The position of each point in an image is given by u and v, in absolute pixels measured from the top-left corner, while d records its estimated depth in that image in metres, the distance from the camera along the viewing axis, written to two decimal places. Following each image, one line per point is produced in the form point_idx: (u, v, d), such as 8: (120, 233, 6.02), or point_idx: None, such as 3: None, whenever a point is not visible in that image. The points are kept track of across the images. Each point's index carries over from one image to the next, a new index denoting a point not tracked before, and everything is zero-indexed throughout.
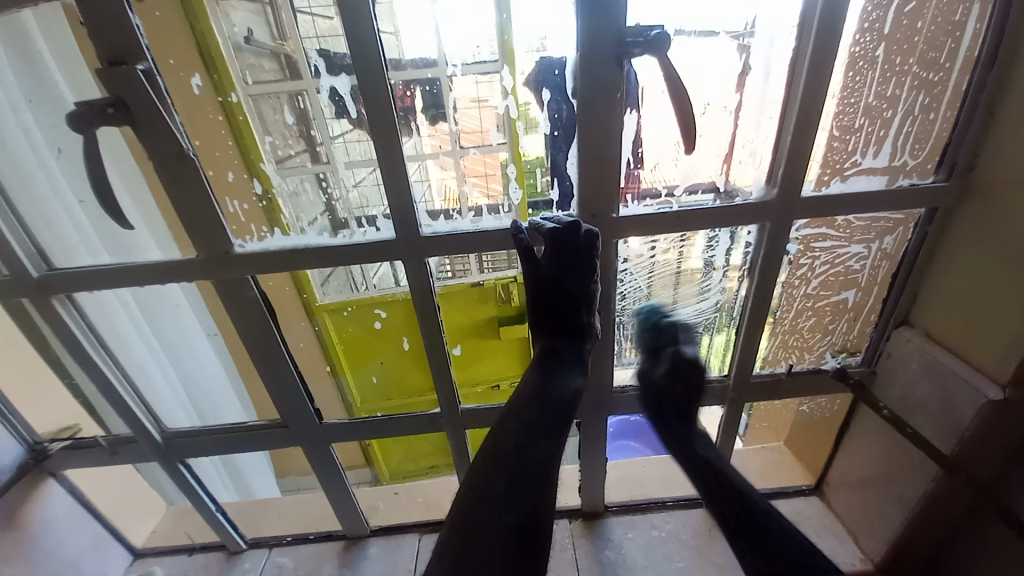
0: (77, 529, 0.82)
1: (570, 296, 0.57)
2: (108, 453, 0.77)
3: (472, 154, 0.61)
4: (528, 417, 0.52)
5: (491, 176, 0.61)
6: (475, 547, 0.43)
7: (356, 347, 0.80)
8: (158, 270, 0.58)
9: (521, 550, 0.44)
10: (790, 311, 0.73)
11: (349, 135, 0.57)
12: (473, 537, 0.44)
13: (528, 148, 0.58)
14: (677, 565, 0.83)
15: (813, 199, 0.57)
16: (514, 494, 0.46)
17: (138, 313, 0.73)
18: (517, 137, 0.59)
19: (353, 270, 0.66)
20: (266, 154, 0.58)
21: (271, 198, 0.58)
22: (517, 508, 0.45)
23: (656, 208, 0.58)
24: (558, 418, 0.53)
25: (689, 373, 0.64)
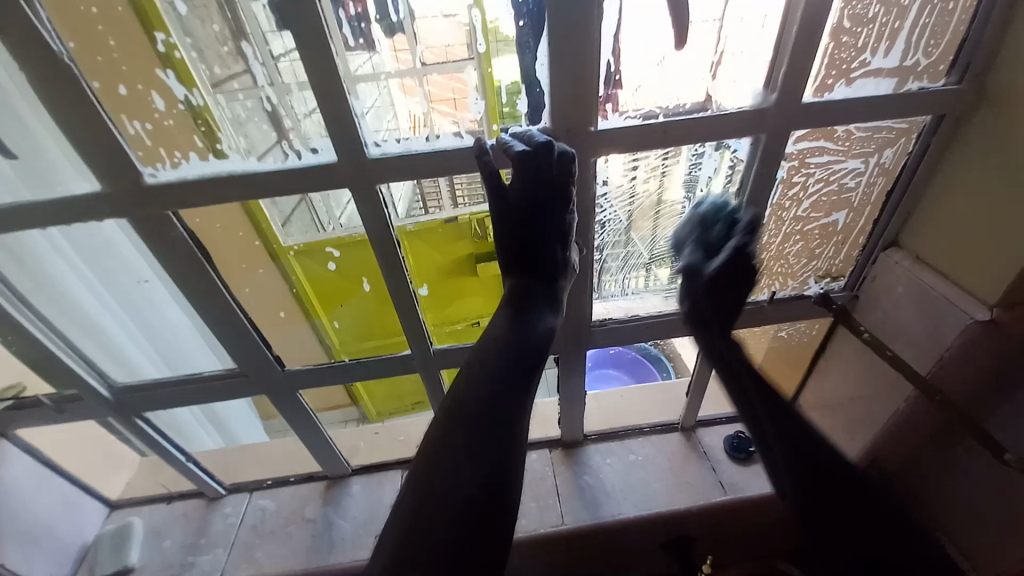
0: (43, 487, 0.79)
1: (539, 229, 0.51)
2: (56, 412, 0.73)
3: (437, 77, 0.55)
4: (497, 366, 0.48)
5: (459, 93, 0.53)
6: (435, 504, 0.40)
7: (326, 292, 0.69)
8: (67, 209, 0.50)
9: (488, 505, 0.41)
10: (777, 237, 0.67)
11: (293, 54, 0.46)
12: (436, 492, 0.41)
13: (500, 72, 0.50)
14: (653, 487, 0.86)
15: (814, 106, 0.50)
16: (480, 447, 0.43)
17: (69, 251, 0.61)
18: (488, 59, 0.51)
19: (316, 204, 0.59)
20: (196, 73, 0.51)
21: (195, 102, 0.51)
22: (483, 461, 0.43)
23: (644, 120, 0.51)
24: (529, 365, 0.49)
25: (741, 276, 0.53)
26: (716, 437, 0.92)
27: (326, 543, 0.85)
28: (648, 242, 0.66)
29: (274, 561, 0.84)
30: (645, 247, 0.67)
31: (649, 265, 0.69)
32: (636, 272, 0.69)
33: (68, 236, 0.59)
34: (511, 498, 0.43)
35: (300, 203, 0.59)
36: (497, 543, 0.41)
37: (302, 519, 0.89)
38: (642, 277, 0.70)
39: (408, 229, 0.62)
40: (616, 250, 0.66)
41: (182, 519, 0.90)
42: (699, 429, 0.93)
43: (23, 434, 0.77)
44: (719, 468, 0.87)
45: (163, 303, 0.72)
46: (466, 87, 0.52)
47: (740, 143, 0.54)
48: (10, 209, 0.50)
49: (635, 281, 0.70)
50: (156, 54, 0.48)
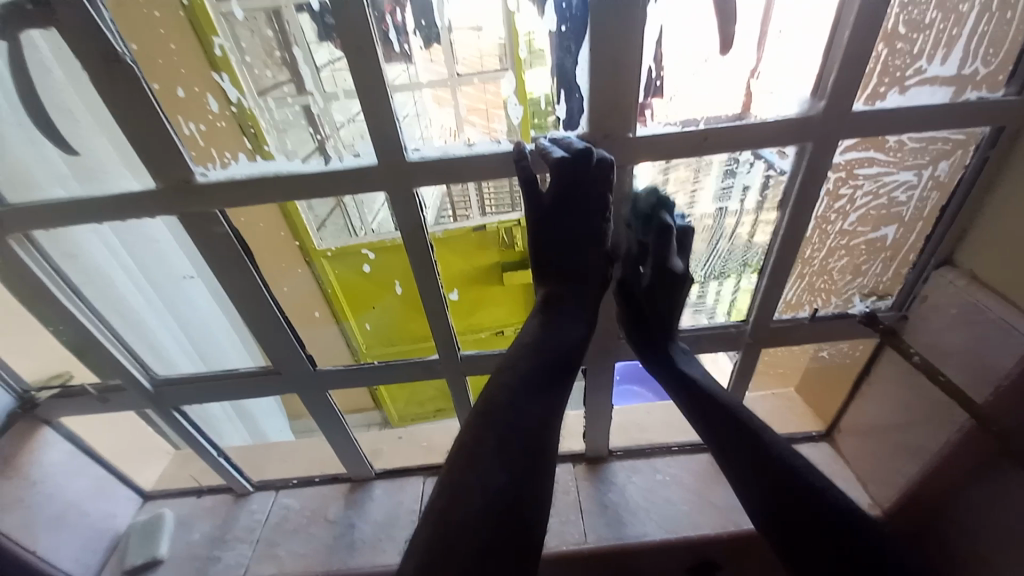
0: (82, 473, 0.82)
1: (575, 235, 0.51)
2: (98, 401, 0.76)
3: (468, 88, 0.56)
4: (524, 372, 0.48)
5: (491, 105, 0.54)
6: (462, 507, 0.40)
7: (357, 294, 0.73)
8: (119, 207, 0.52)
9: (514, 511, 0.40)
10: (821, 251, 0.64)
11: (337, 63, 0.50)
12: (461, 497, 0.40)
13: (531, 84, 0.51)
14: (681, 508, 0.83)
15: (863, 115, 0.49)
16: (506, 451, 0.43)
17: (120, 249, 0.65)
18: (521, 72, 0.52)
19: (350, 210, 0.60)
20: (244, 77, 0.55)
21: (243, 105, 0.53)
22: (509, 466, 0.42)
23: (683, 128, 0.50)
24: (557, 371, 0.48)
25: (663, 292, 0.57)
26: None
27: (346, 545, 0.85)
28: None
29: (295, 560, 0.84)
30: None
31: None
32: None
33: (117, 235, 0.63)
34: (539, 503, 0.42)
35: (336, 209, 0.61)
36: (525, 549, 0.40)
37: (325, 519, 0.89)
38: None
39: (438, 235, 0.62)
40: None
41: (210, 513, 0.92)
42: None
43: (66, 422, 0.80)
44: None
45: (199, 297, 0.76)
46: (500, 98, 0.54)
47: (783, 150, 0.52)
48: (68, 204, 0.52)
49: None
50: (207, 60, 0.51)
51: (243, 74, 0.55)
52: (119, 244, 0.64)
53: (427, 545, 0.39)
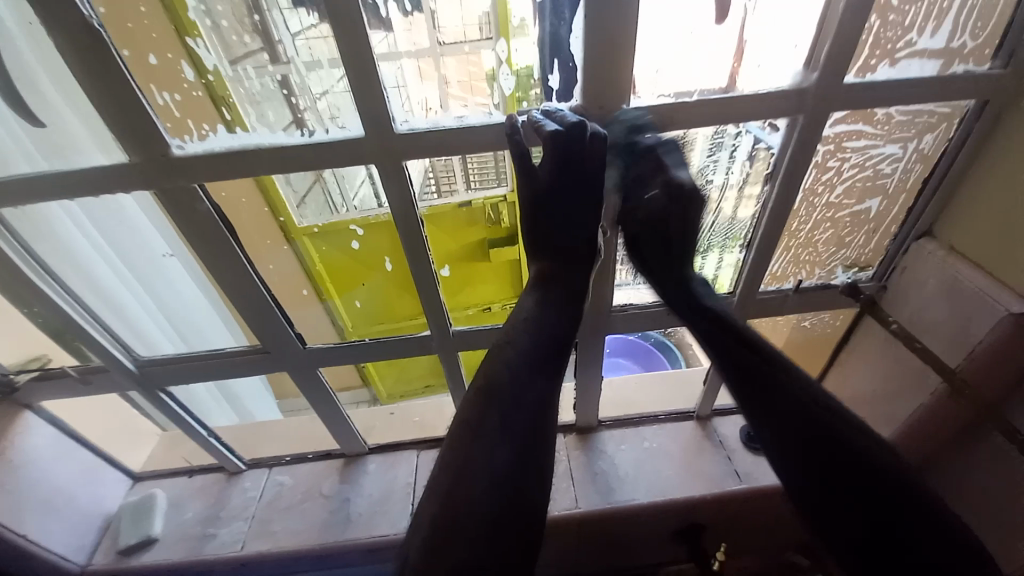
0: (67, 457, 0.81)
1: (570, 211, 0.51)
2: (82, 384, 0.74)
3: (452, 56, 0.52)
4: (525, 350, 0.48)
5: (474, 77, 0.52)
6: (465, 486, 0.41)
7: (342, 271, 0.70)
8: (91, 183, 0.50)
9: (520, 483, 0.42)
10: (807, 223, 0.65)
11: (311, 30, 0.48)
12: (466, 473, 0.41)
13: (518, 55, 0.50)
14: (667, 474, 0.85)
15: (855, 87, 0.49)
16: (508, 427, 0.43)
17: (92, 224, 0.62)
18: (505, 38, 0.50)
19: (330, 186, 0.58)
20: (212, 41, 0.50)
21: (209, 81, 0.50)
22: (513, 444, 0.43)
23: (677, 98, 0.50)
24: (555, 350, 0.49)
25: (676, 212, 0.52)
26: (731, 427, 0.91)
27: (342, 519, 0.86)
28: None
29: (290, 535, 0.85)
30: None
31: None
32: None
33: (88, 213, 0.61)
34: (539, 482, 0.43)
35: (315, 184, 0.58)
36: (529, 527, 0.41)
37: (319, 495, 0.90)
38: None
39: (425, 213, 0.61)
40: None
41: (202, 492, 0.92)
42: (715, 419, 0.93)
43: (47, 405, 0.79)
44: (735, 457, 0.87)
45: (174, 274, 0.75)
46: (481, 71, 0.52)
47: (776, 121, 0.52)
48: (36, 181, 0.50)
49: None
50: (174, 24, 0.48)
51: (212, 38, 0.50)
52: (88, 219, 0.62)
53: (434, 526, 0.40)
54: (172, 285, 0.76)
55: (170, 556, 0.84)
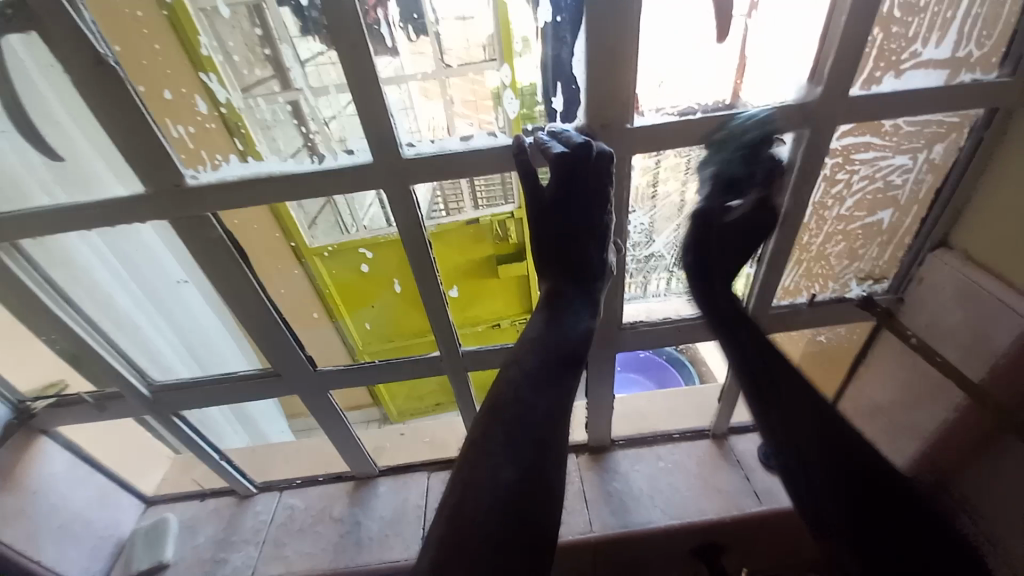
0: (82, 482, 0.82)
1: (576, 228, 0.51)
2: (97, 409, 0.75)
3: (458, 77, 0.58)
4: (532, 366, 0.47)
5: (479, 95, 0.56)
6: (471, 505, 0.40)
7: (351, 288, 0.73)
8: (107, 211, 0.51)
9: (527, 505, 0.41)
10: (818, 236, 0.64)
11: (320, 57, 0.50)
12: (473, 495, 0.41)
13: (521, 74, 0.51)
14: (684, 494, 0.83)
15: (862, 99, 0.48)
16: (515, 447, 0.43)
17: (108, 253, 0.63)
18: (512, 61, 0.51)
19: (341, 208, 0.60)
20: (225, 71, 0.55)
21: (224, 110, 0.52)
22: (520, 461, 0.42)
23: (680, 114, 0.50)
24: (565, 367, 0.48)
25: (759, 227, 0.57)
26: (748, 445, 0.89)
27: (353, 543, 0.85)
28: (671, 242, 0.65)
29: (301, 560, 0.84)
30: (668, 246, 0.65)
31: (671, 268, 0.67)
32: (656, 277, 0.68)
33: (104, 239, 0.61)
34: (549, 502, 0.42)
35: (326, 207, 0.60)
36: (539, 549, 0.40)
37: (330, 518, 0.89)
38: (663, 280, 0.69)
39: (432, 231, 0.61)
40: (637, 252, 0.64)
41: (214, 516, 0.92)
42: (731, 437, 0.91)
43: (62, 431, 0.80)
44: (754, 477, 0.85)
45: (192, 299, 0.74)
46: (485, 90, 0.56)
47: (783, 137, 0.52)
48: (55, 211, 0.51)
49: (655, 284, 0.69)
50: (191, 59, 0.50)
51: (226, 71, 0.56)
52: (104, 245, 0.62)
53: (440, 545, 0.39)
54: (190, 311, 0.75)
55: None
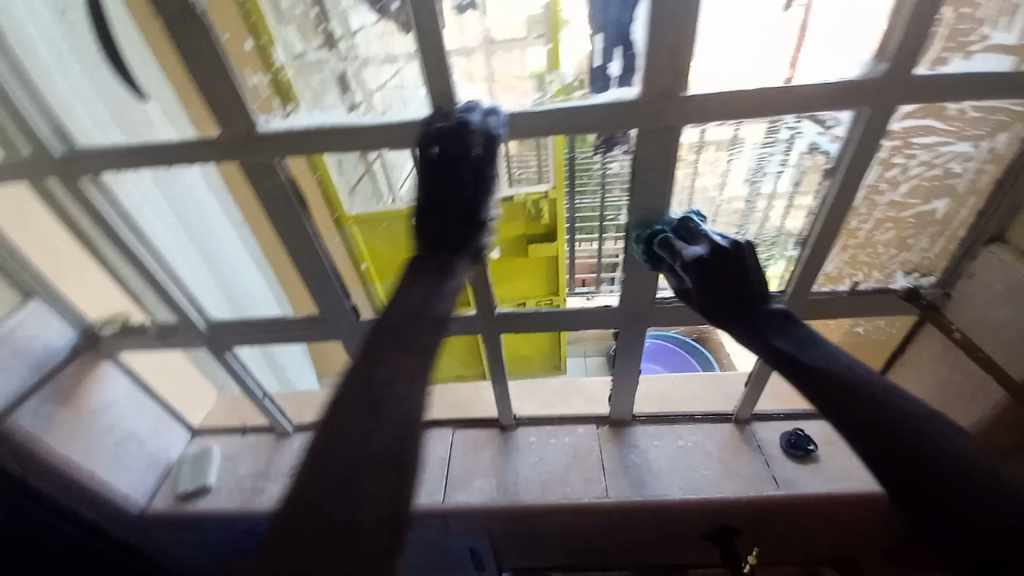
0: (136, 407, 0.90)
1: (466, 202, 0.53)
2: (157, 339, 0.81)
3: (505, 53, 0.54)
4: (388, 331, 0.49)
5: (517, 77, 0.55)
6: (323, 465, 0.41)
7: (384, 256, 0.77)
8: (180, 151, 0.55)
9: (373, 469, 0.41)
10: (868, 222, 0.62)
11: (372, 30, 0.52)
12: (320, 464, 0.41)
13: (565, 59, 0.53)
14: (701, 472, 0.84)
15: (927, 79, 0.47)
16: (368, 417, 0.43)
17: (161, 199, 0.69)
18: (555, 47, 0.52)
19: (378, 176, 0.67)
20: (278, 30, 0.52)
21: (281, 70, 0.53)
22: (358, 428, 0.43)
23: (737, 87, 0.49)
24: (420, 332, 0.50)
25: (730, 274, 0.54)
26: (770, 432, 0.89)
27: None
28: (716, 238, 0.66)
29: None
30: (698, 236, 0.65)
31: None
32: None
33: (161, 189, 0.69)
34: (396, 455, 0.42)
35: (366, 173, 0.66)
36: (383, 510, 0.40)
37: None
38: None
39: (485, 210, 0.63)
40: None
41: (255, 451, 0.99)
42: (754, 423, 0.91)
43: (124, 359, 0.88)
44: (774, 463, 0.85)
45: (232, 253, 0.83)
46: (522, 72, 0.55)
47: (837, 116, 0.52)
48: (132, 148, 0.55)
49: None
50: (242, 8, 0.50)
51: (278, 30, 0.52)
52: (161, 198, 0.69)
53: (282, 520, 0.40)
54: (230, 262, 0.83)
55: (225, 504, 0.91)
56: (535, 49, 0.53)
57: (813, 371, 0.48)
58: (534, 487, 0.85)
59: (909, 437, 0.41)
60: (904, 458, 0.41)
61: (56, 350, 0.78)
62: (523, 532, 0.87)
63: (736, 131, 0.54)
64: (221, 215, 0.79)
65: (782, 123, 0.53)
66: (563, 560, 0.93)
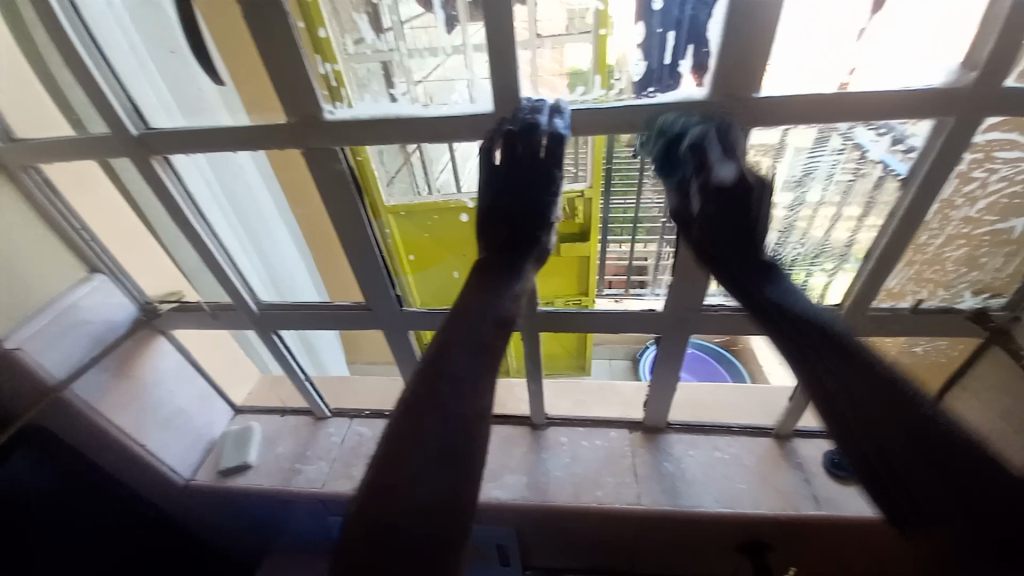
0: (184, 382, 0.93)
1: (530, 206, 0.52)
2: (210, 317, 0.84)
3: (546, 49, 0.53)
4: (456, 325, 0.48)
5: (555, 72, 0.55)
6: (394, 468, 0.42)
7: (420, 249, 0.74)
8: (248, 136, 0.56)
9: (443, 474, 0.42)
10: (937, 237, 0.59)
11: (415, 21, 0.54)
12: (391, 466, 0.42)
13: (611, 51, 0.51)
14: (737, 486, 0.82)
15: (1020, 90, 0.44)
16: (441, 420, 0.44)
17: (213, 179, 0.71)
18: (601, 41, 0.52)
19: (416, 167, 0.66)
20: (328, 17, 0.52)
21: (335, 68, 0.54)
22: (428, 431, 0.43)
23: (810, 91, 0.47)
24: (486, 329, 0.48)
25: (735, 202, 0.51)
26: (811, 449, 0.86)
27: None
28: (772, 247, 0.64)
29: None
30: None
31: None
32: None
33: (217, 175, 0.71)
34: (464, 460, 0.43)
35: (404, 163, 0.65)
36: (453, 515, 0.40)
37: None
38: None
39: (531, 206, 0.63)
40: None
41: (293, 431, 1.02)
42: (794, 440, 0.88)
43: (177, 334, 0.92)
44: (815, 481, 0.82)
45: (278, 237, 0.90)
46: (560, 69, 0.54)
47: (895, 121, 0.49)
48: (203, 131, 0.57)
49: None
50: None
51: (330, 18, 0.52)
52: (217, 184, 0.72)
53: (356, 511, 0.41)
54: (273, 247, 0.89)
55: (262, 483, 0.94)
56: (579, 46, 0.54)
57: (849, 353, 0.43)
58: (566, 487, 0.85)
59: (956, 452, 0.37)
60: (892, 468, 0.38)
61: (117, 324, 0.81)
62: (551, 530, 0.87)
63: (782, 137, 0.52)
64: (269, 202, 0.86)
65: (835, 129, 0.51)
66: (588, 562, 0.93)
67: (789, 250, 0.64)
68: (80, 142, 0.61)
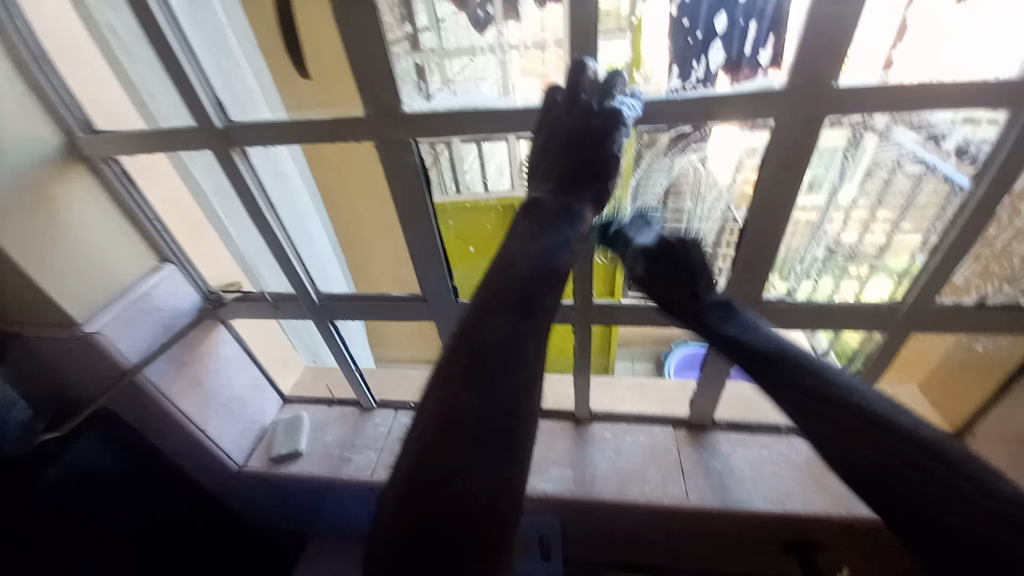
0: (240, 371, 0.97)
1: (590, 159, 0.52)
2: (272, 307, 0.88)
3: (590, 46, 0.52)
4: (505, 292, 0.46)
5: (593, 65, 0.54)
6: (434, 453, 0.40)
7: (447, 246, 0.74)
8: (329, 126, 0.60)
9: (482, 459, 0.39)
10: (1008, 229, 0.58)
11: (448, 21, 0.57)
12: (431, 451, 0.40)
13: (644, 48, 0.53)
14: (787, 483, 0.82)
15: None
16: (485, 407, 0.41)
17: (267, 172, 0.71)
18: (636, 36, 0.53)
19: (447, 165, 0.67)
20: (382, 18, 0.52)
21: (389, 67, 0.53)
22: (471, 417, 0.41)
23: (890, 80, 0.48)
24: (541, 294, 0.46)
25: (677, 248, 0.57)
26: None
27: None
28: (830, 240, 0.64)
29: None
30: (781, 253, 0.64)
31: (822, 267, 0.67)
32: (807, 275, 0.68)
33: (258, 167, 0.70)
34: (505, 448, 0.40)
35: (435, 163, 0.66)
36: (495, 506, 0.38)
37: None
38: (812, 278, 0.68)
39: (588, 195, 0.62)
40: (787, 246, 0.64)
41: (341, 420, 1.05)
42: None
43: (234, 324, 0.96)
44: None
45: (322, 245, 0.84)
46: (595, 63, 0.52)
47: (937, 119, 0.51)
48: (286, 122, 0.61)
49: (801, 283, 0.68)
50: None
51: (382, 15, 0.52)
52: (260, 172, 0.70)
53: (389, 513, 0.39)
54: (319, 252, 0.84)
55: (314, 470, 0.97)
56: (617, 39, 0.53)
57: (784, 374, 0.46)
58: (612, 481, 0.86)
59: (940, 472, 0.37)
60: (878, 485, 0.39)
61: (184, 312, 0.86)
62: (595, 525, 0.88)
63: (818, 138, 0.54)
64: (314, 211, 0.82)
65: (871, 127, 0.53)
66: (631, 558, 0.93)
67: (848, 245, 0.64)
68: (165, 135, 0.66)
